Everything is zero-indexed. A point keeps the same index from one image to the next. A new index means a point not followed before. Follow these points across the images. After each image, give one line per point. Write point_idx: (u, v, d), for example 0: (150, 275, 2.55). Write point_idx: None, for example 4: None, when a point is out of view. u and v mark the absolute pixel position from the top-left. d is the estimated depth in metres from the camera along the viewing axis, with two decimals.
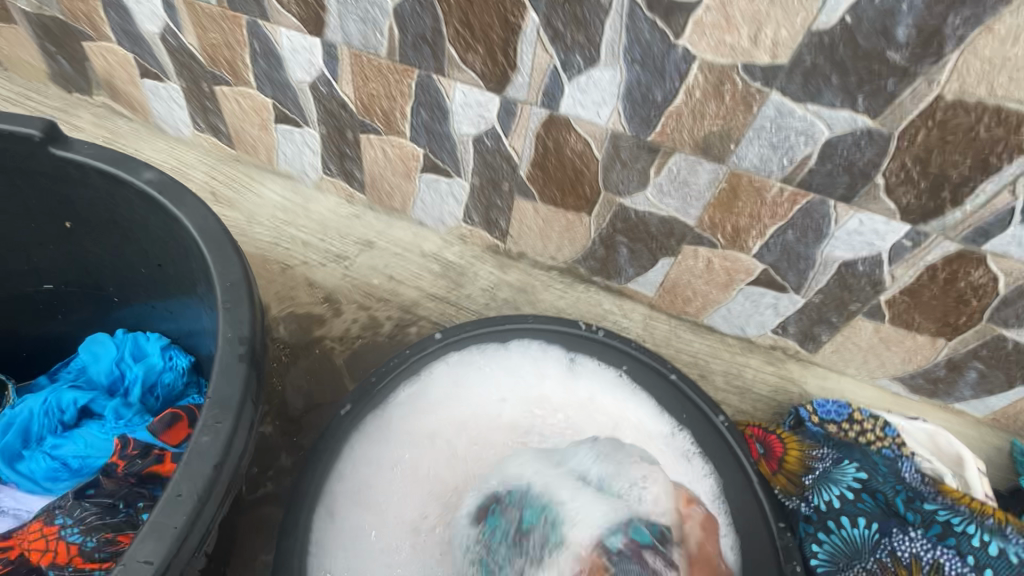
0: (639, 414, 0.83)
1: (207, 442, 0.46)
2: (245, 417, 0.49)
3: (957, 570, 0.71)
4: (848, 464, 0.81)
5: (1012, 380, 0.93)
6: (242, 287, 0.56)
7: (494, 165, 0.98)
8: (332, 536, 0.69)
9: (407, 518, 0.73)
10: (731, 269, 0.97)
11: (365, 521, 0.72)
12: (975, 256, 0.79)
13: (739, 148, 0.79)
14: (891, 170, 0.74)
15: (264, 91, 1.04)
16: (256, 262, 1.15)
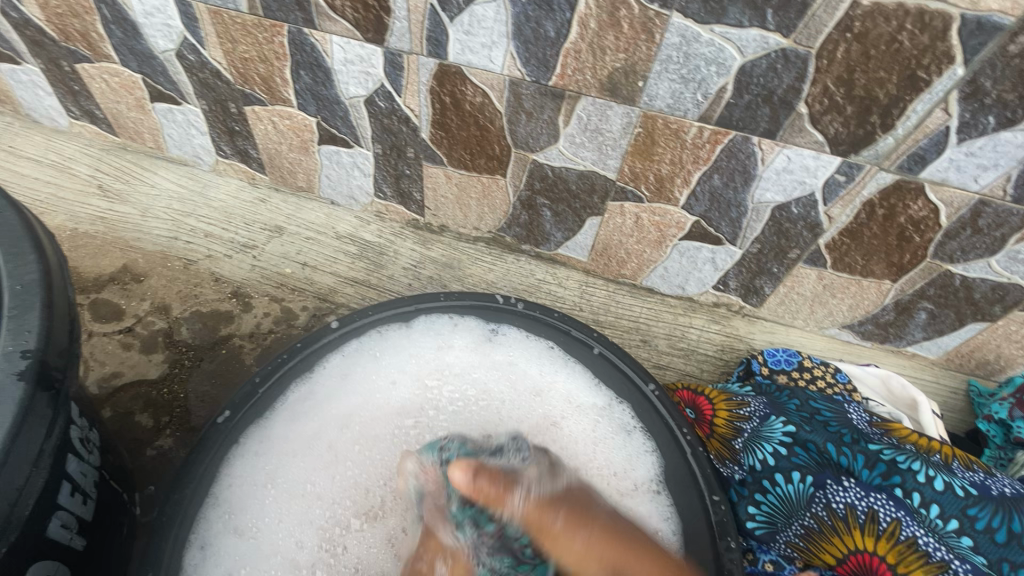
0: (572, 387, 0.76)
1: None
2: (18, 447, 0.42)
3: (894, 515, 0.61)
4: (778, 418, 0.72)
5: (964, 318, 0.87)
6: (36, 286, 0.48)
7: (393, 130, 0.88)
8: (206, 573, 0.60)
9: (301, 538, 0.64)
10: (662, 223, 0.89)
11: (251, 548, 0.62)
12: (913, 186, 0.72)
13: (648, 85, 0.70)
14: (813, 97, 0.66)
15: (129, 65, 0.92)
16: (154, 260, 1.05)
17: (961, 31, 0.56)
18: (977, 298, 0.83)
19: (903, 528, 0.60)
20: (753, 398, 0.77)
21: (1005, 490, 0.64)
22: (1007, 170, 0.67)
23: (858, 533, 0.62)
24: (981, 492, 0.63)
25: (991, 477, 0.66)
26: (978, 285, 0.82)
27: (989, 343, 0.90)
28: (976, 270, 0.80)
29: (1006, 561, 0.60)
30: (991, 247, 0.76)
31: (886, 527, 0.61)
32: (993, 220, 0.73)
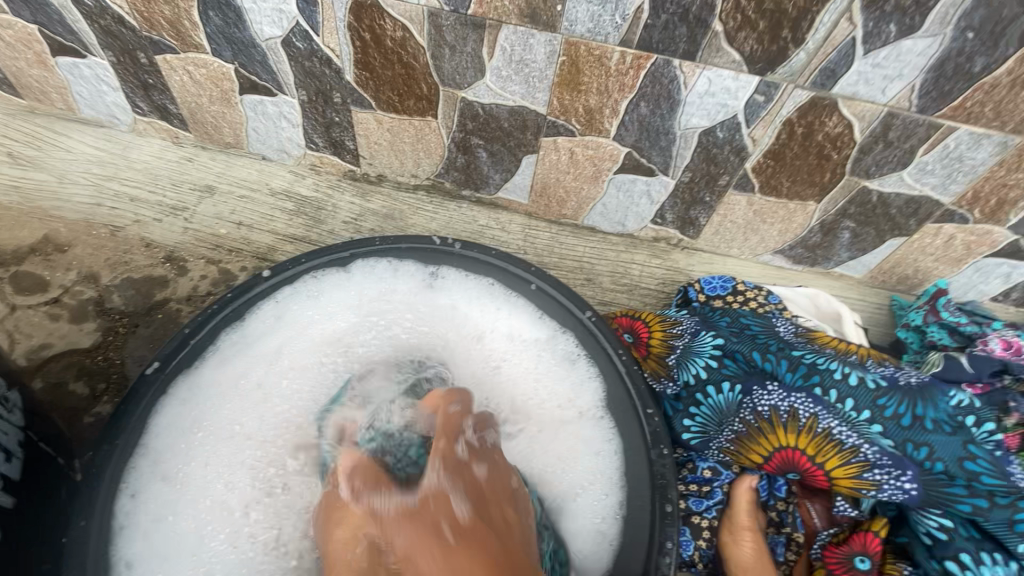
0: (518, 323, 0.74)
1: None
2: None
3: (812, 411, 0.64)
4: (707, 333, 0.74)
5: (883, 235, 0.92)
6: None
7: (316, 73, 0.85)
8: (137, 521, 0.59)
9: (236, 488, 0.64)
10: (596, 158, 0.89)
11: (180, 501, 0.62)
12: (827, 103, 0.74)
13: (567, 9, 0.69)
14: (727, 13, 0.66)
15: (22, 15, 0.85)
16: (77, 228, 1.00)
17: None
18: (893, 213, 0.88)
19: (820, 423, 0.63)
20: (686, 317, 0.79)
21: (912, 379, 0.66)
22: (911, 80, 0.69)
23: (782, 431, 0.65)
24: (890, 382, 0.65)
25: (900, 370, 0.68)
26: (893, 200, 0.86)
27: (907, 257, 0.95)
28: (890, 184, 0.83)
29: (913, 443, 0.62)
30: (902, 160, 0.79)
31: (806, 423, 0.64)
32: (902, 133, 0.76)
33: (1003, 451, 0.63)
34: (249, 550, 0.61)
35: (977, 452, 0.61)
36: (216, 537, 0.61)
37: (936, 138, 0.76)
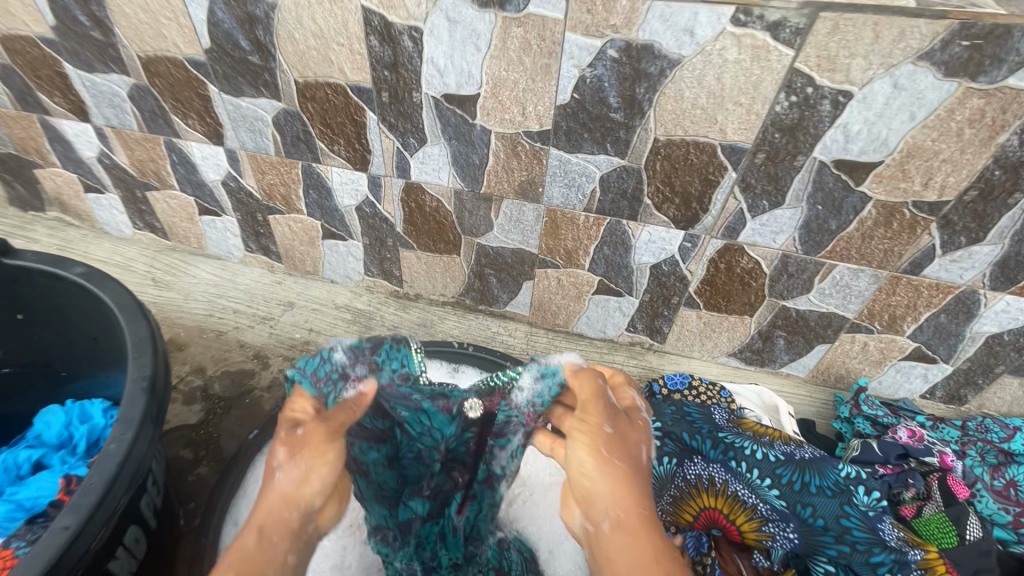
0: None
1: (114, 448, 0.68)
2: (144, 430, 0.72)
3: (723, 477, 0.85)
4: (650, 420, 0.98)
5: (811, 341, 1.15)
6: (147, 341, 0.79)
7: (378, 227, 1.21)
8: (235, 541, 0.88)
9: None
10: (577, 283, 1.19)
11: None
12: (737, 247, 1.03)
13: (546, 190, 1.03)
14: (652, 193, 0.98)
15: (186, 192, 1.28)
16: (193, 333, 1.33)
17: (723, 152, 0.89)
18: (813, 324, 1.11)
19: (729, 487, 0.84)
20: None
21: (807, 455, 0.85)
22: (790, 233, 0.98)
23: (705, 494, 0.86)
24: (787, 456, 0.85)
25: (799, 448, 0.87)
26: (809, 315, 1.10)
27: (837, 360, 1.16)
28: (802, 303, 1.08)
29: (801, 504, 0.79)
30: (805, 286, 1.05)
31: (721, 487, 0.85)
32: (798, 268, 1.03)
33: (880, 512, 0.78)
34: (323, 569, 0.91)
35: (852, 511, 0.77)
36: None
37: (825, 271, 1.02)
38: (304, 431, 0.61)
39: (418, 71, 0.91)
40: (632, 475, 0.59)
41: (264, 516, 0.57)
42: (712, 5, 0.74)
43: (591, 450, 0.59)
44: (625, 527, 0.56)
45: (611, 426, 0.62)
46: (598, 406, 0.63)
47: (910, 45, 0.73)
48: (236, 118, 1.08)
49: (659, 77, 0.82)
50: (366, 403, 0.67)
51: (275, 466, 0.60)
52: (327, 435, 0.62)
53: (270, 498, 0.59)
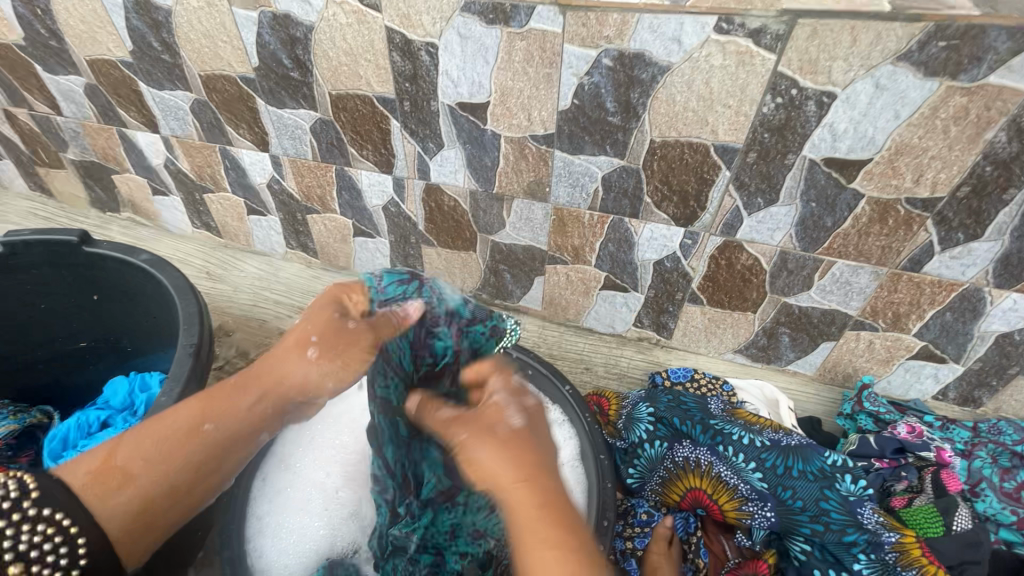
0: None
1: (164, 399, 0.80)
2: (189, 387, 0.84)
3: (709, 460, 0.91)
4: (644, 405, 1.01)
5: (816, 339, 1.17)
6: (195, 315, 0.91)
7: (402, 225, 1.33)
8: (261, 496, 0.93)
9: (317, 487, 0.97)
10: (585, 279, 1.26)
11: (283, 489, 0.96)
12: (736, 244, 1.07)
13: (552, 190, 1.11)
14: (651, 192, 1.04)
15: (237, 194, 1.44)
16: (239, 320, 1.48)
17: (716, 152, 0.94)
18: (816, 321, 1.13)
19: (715, 468, 0.90)
20: (634, 394, 1.07)
21: (792, 442, 0.90)
22: (787, 230, 1.01)
23: (691, 475, 0.93)
24: (773, 443, 0.90)
25: (786, 435, 0.92)
26: (812, 311, 1.12)
27: (844, 358, 1.17)
28: (804, 300, 1.11)
29: (781, 486, 0.86)
30: (805, 283, 1.08)
31: (706, 469, 0.91)
32: (797, 264, 1.06)
33: (863, 499, 0.84)
34: (337, 519, 0.93)
35: (831, 495, 0.84)
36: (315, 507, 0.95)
37: (825, 267, 1.04)
38: (352, 328, 0.79)
39: (435, 82, 1.01)
40: (512, 447, 0.65)
41: (271, 376, 0.76)
42: (696, 15, 0.80)
43: (478, 429, 0.66)
44: (501, 484, 0.63)
45: (468, 424, 0.68)
46: (492, 388, 0.71)
47: (887, 47, 0.76)
48: (280, 127, 1.22)
49: (651, 83, 0.89)
50: (408, 324, 0.83)
51: (311, 347, 0.77)
52: (362, 332, 0.79)
53: (290, 367, 0.76)
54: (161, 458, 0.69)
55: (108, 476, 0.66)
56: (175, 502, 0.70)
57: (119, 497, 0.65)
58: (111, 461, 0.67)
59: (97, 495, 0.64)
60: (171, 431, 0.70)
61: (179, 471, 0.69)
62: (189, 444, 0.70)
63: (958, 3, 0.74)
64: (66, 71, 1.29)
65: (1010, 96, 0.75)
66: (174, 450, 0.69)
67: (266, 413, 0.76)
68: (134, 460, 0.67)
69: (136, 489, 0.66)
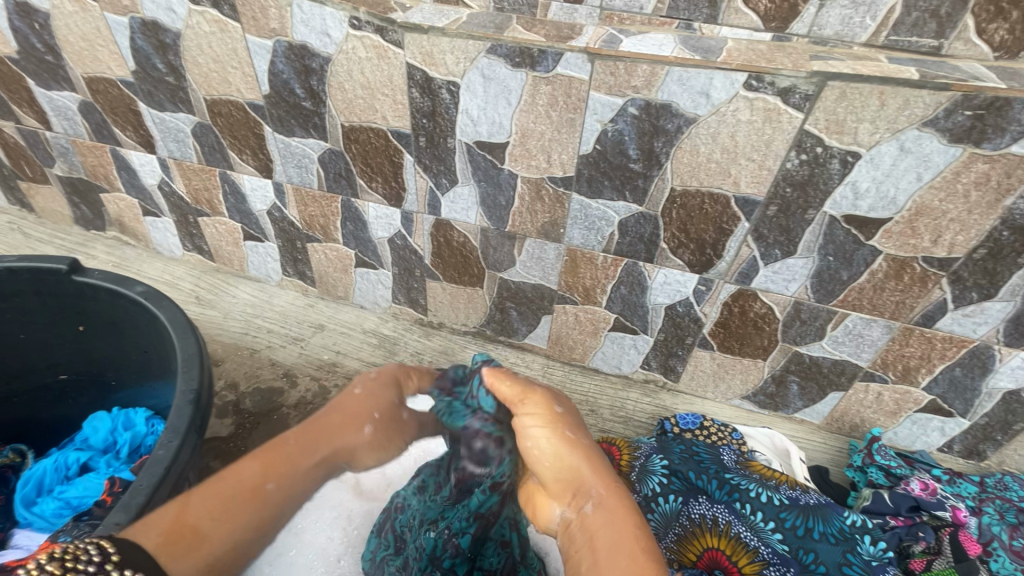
0: None
1: (163, 453, 0.75)
2: (188, 438, 0.78)
3: (726, 518, 0.88)
4: (658, 457, 1.01)
5: (825, 388, 1.16)
6: (195, 357, 0.86)
7: (407, 258, 1.29)
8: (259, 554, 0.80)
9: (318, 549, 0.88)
10: (594, 319, 1.24)
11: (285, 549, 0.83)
12: (750, 292, 1.06)
13: (566, 231, 1.09)
14: (667, 238, 1.03)
15: (234, 219, 1.39)
16: (229, 349, 1.40)
17: (736, 204, 0.94)
18: (826, 371, 1.13)
19: (733, 528, 0.87)
20: (647, 444, 1.06)
21: (811, 501, 0.89)
22: (802, 282, 1.01)
23: (709, 534, 0.88)
24: (792, 501, 0.89)
25: (804, 493, 0.91)
26: (822, 361, 1.12)
27: (851, 408, 1.17)
28: (816, 350, 1.10)
29: (803, 549, 0.84)
30: (818, 333, 1.08)
31: (724, 528, 0.87)
32: (811, 315, 1.05)
33: (885, 562, 0.82)
34: None
35: (854, 560, 0.82)
36: (316, 575, 0.86)
37: (838, 318, 1.04)
38: (404, 419, 0.79)
39: (453, 119, 0.99)
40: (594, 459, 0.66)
41: (326, 437, 0.73)
42: (727, 71, 0.80)
43: (549, 433, 0.66)
44: (606, 499, 0.64)
45: (558, 409, 0.68)
46: (541, 394, 0.69)
47: (914, 113, 0.77)
48: (286, 155, 1.18)
49: (676, 133, 0.89)
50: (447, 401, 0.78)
51: (370, 424, 0.76)
52: (411, 425, 0.80)
53: (345, 438, 0.74)
54: (227, 516, 0.62)
55: (180, 536, 0.60)
56: (237, 560, 0.63)
57: (196, 554, 0.59)
58: (185, 519, 0.60)
59: (174, 558, 0.58)
60: (235, 489, 0.64)
61: (244, 530, 0.63)
62: (252, 506, 0.64)
63: (982, 74, 0.75)
64: (61, 87, 1.24)
65: None
66: (238, 510, 0.63)
67: (318, 476, 0.72)
68: (204, 519, 0.61)
69: (206, 550, 0.60)
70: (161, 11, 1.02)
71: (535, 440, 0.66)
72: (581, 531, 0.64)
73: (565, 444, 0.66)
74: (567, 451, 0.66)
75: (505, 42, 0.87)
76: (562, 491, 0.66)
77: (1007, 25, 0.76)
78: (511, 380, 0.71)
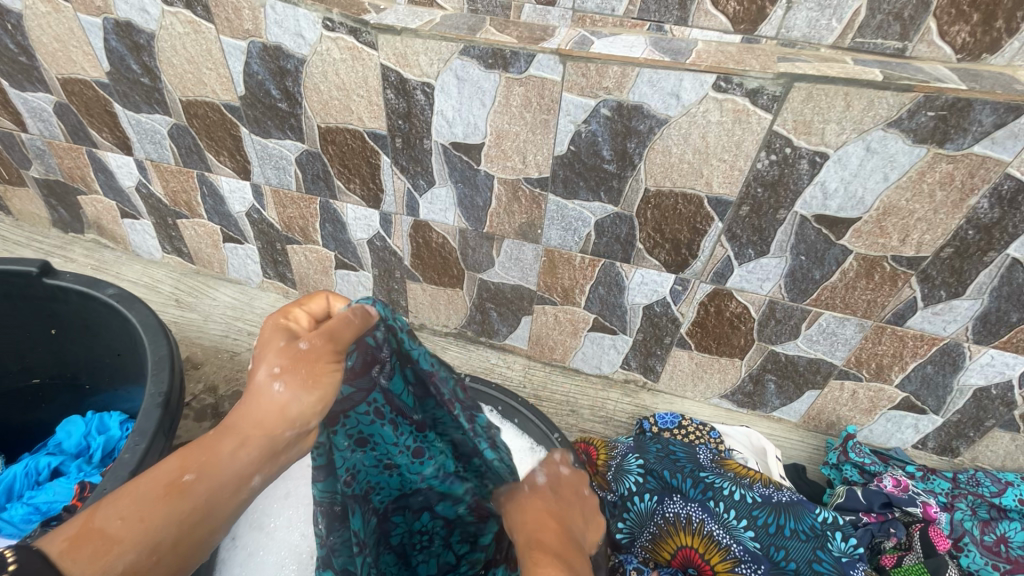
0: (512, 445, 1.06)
1: (129, 456, 0.75)
2: (156, 442, 0.78)
3: (699, 516, 0.89)
4: (635, 456, 1.01)
5: (801, 387, 1.17)
6: (166, 360, 0.86)
7: (387, 259, 1.29)
8: (232, 559, 0.91)
9: (292, 548, 0.93)
10: (573, 320, 1.24)
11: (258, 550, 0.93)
12: (726, 292, 1.07)
13: (544, 232, 1.10)
14: (643, 239, 1.04)
15: (213, 221, 1.38)
16: (209, 352, 1.39)
17: (709, 204, 0.95)
18: (802, 369, 1.14)
19: (706, 526, 0.88)
20: (624, 443, 1.06)
21: (783, 498, 0.90)
22: (776, 281, 1.02)
23: (683, 532, 0.90)
24: (764, 499, 0.89)
25: (777, 490, 0.92)
26: (798, 359, 1.13)
27: (827, 406, 1.19)
28: (791, 348, 1.11)
29: (774, 546, 0.85)
30: (793, 331, 1.09)
31: (697, 527, 0.89)
32: (785, 314, 1.06)
33: (854, 559, 0.83)
34: None
35: (823, 556, 0.84)
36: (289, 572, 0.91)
37: (812, 317, 1.05)
38: (307, 347, 0.61)
39: (429, 121, 0.99)
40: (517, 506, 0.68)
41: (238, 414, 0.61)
42: (696, 72, 0.80)
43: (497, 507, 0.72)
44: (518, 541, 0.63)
45: (500, 489, 0.74)
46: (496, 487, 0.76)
47: (879, 113, 0.78)
48: (263, 156, 1.17)
49: (648, 134, 0.89)
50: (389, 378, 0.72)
51: (278, 379, 0.60)
52: (326, 344, 0.61)
53: (256, 403, 0.60)
54: (139, 517, 0.54)
55: (87, 540, 0.53)
56: (166, 559, 0.55)
57: (100, 562, 0.52)
58: (90, 523, 0.54)
59: (76, 562, 0.51)
60: (149, 487, 0.57)
61: (161, 526, 0.55)
62: (167, 502, 0.56)
63: (945, 75, 0.77)
64: (36, 88, 1.23)
65: (993, 166, 0.78)
66: (154, 508, 0.55)
67: (253, 459, 0.60)
68: (112, 521, 0.54)
69: (113, 555, 0.52)
70: (134, 12, 1.01)
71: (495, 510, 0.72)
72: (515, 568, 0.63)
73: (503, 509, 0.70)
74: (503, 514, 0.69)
75: (478, 44, 0.87)
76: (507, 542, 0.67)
77: (969, 28, 0.77)
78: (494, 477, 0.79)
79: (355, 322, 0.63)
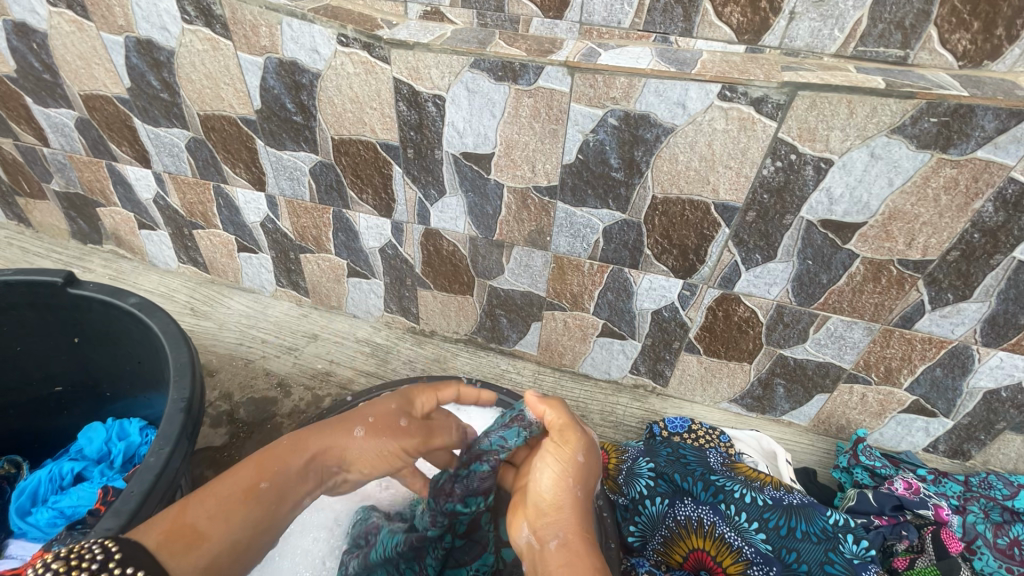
0: None
1: (154, 460, 0.77)
2: (179, 446, 0.80)
3: (710, 519, 0.90)
4: (645, 460, 1.02)
5: (811, 390, 1.18)
6: (187, 367, 0.88)
7: (398, 267, 1.31)
8: None
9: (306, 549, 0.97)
10: (582, 325, 1.25)
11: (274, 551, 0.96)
12: (734, 296, 1.08)
13: (553, 240, 1.12)
14: (651, 245, 1.06)
15: (228, 231, 1.41)
16: (224, 359, 1.42)
17: (715, 210, 0.97)
18: (811, 373, 1.15)
19: (717, 529, 0.89)
20: (634, 447, 1.07)
21: (794, 501, 0.90)
22: (783, 285, 1.03)
23: (695, 535, 0.91)
24: (775, 501, 0.90)
25: (789, 493, 0.92)
26: (807, 363, 1.14)
27: (837, 410, 1.19)
28: (799, 352, 1.12)
29: (786, 549, 0.86)
30: (801, 335, 1.09)
31: (708, 530, 0.90)
32: (793, 318, 1.07)
33: (867, 561, 0.84)
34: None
35: (835, 558, 0.84)
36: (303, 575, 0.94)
37: (820, 321, 1.06)
38: (403, 427, 0.86)
39: (440, 132, 1.02)
40: (572, 494, 0.72)
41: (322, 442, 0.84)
42: (701, 82, 0.82)
43: (557, 470, 0.73)
44: (571, 542, 0.70)
45: (579, 453, 0.74)
46: (573, 436, 0.75)
47: (882, 120, 0.79)
48: (278, 168, 1.20)
49: (655, 143, 0.91)
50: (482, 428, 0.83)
51: (361, 427, 0.85)
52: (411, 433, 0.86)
53: (343, 445, 0.84)
54: (223, 518, 0.71)
55: (180, 535, 0.68)
56: (234, 559, 0.72)
57: (191, 555, 0.67)
58: (184, 519, 0.69)
59: (173, 555, 0.66)
60: (231, 492, 0.73)
61: (239, 527, 0.72)
62: (246, 504, 0.74)
63: (946, 82, 0.78)
64: (59, 104, 1.27)
65: (997, 170, 0.79)
66: (236, 510, 0.73)
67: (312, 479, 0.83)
68: (202, 519, 0.70)
69: (205, 548, 0.68)
70: (155, 31, 1.05)
71: (546, 462, 0.73)
72: (540, 559, 0.71)
73: (560, 475, 0.73)
74: (561, 489, 0.72)
75: (487, 56, 0.89)
76: (533, 513, 0.73)
77: (969, 36, 0.79)
78: (562, 408, 0.77)
79: (448, 430, 0.88)
